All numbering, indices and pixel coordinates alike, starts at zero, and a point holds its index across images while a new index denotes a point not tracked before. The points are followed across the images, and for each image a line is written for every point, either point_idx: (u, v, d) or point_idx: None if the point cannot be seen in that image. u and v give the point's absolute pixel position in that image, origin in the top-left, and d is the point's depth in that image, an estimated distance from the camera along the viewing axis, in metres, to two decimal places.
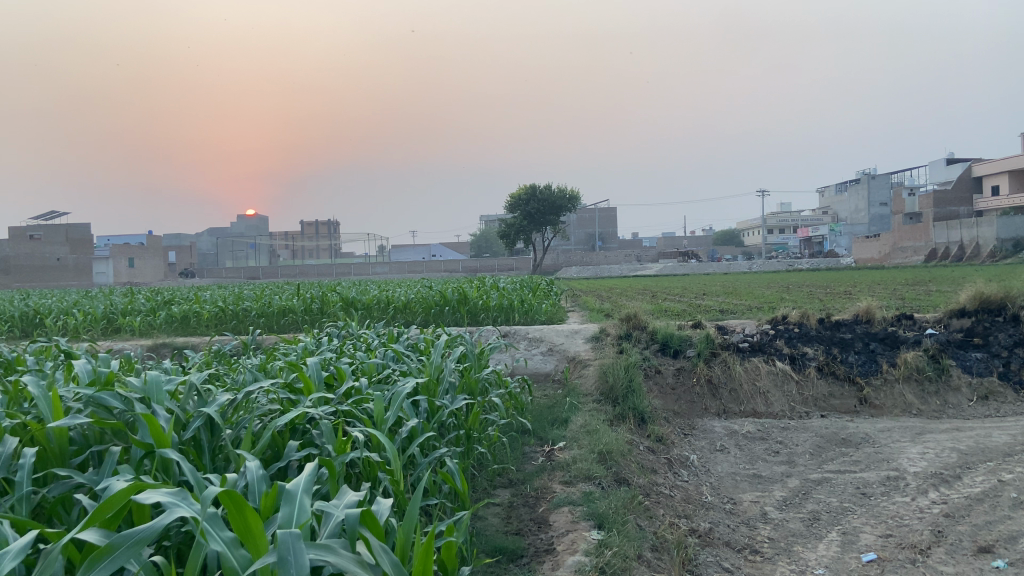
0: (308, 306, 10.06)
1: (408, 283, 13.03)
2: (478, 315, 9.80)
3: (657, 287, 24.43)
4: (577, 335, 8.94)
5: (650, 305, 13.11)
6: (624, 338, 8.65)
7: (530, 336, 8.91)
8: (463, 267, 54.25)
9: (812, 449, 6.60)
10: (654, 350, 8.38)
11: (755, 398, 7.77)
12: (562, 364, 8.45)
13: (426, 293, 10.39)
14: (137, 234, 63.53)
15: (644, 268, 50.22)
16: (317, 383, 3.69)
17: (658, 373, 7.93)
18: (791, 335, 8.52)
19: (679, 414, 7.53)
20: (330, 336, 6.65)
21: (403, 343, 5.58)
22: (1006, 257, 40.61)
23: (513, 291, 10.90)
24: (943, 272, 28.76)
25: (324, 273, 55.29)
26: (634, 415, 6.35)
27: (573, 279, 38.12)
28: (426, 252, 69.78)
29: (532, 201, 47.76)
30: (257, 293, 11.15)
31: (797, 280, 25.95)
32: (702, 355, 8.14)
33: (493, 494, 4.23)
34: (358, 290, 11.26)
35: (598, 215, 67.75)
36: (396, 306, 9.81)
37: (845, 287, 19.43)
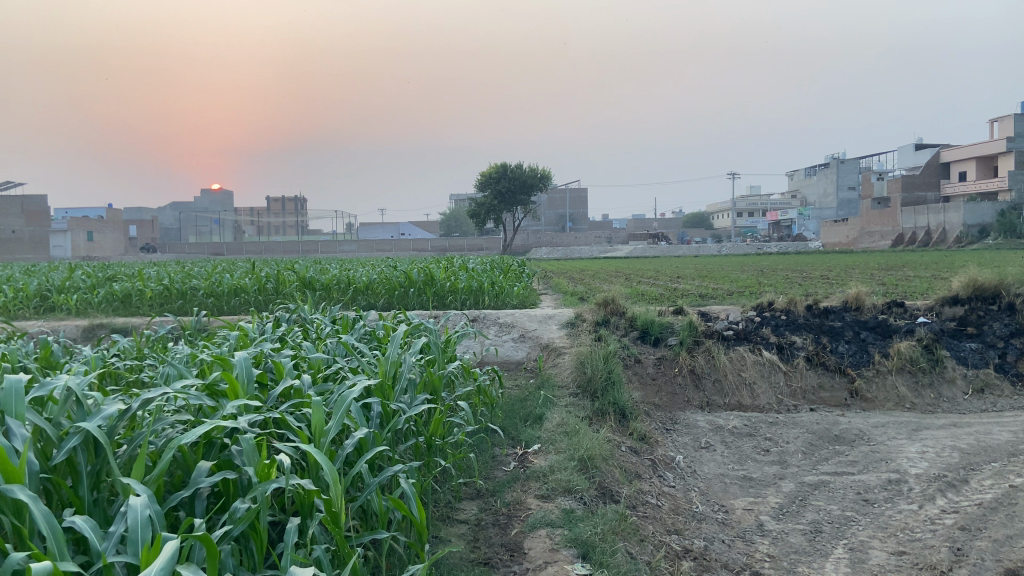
0: (262, 285, 9.32)
1: (371, 262, 12.31)
2: (446, 297, 9.16)
3: (630, 269, 23.96)
4: (550, 321, 8.35)
5: (625, 288, 12.57)
6: (601, 324, 8.09)
7: (501, 321, 8.30)
8: (432, 247, 53.41)
9: (804, 447, 6.10)
10: (634, 338, 7.83)
11: (741, 390, 7.28)
12: (535, 352, 7.87)
13: (390, 273, 9.73)
14: (95, 209, 61.50)
15: (615, 250, 49.89)
16: (245, 384, 3.06)
17: (638, 362, 7.38)
18: (778, 323, 8.02)
19: (660, 407, 7.01)
20: (277, 322, 5.96)
21: (360, 332, 4.94)
22: (972, 243, 41.07)
23: (483, 272, 10.28)
24: (912, 257, 28.81)
25: (290, 250, 54.05)
26: (615, 410, 5.80)
27: (543, 260, 37.54)
28: (395, 231, 68.66)
29: (503, 180, 47.04)
30: (207, 270, 10.36)
31: (769, 263, 25.74)
32: (684, 343, 7.60)
33: (457, 511, 3.64)
34: (317, 269, 10.53)
35: (569, 195, 67.18)
36: (358, 287, 9.12)
37: (820, 271, 19.16)
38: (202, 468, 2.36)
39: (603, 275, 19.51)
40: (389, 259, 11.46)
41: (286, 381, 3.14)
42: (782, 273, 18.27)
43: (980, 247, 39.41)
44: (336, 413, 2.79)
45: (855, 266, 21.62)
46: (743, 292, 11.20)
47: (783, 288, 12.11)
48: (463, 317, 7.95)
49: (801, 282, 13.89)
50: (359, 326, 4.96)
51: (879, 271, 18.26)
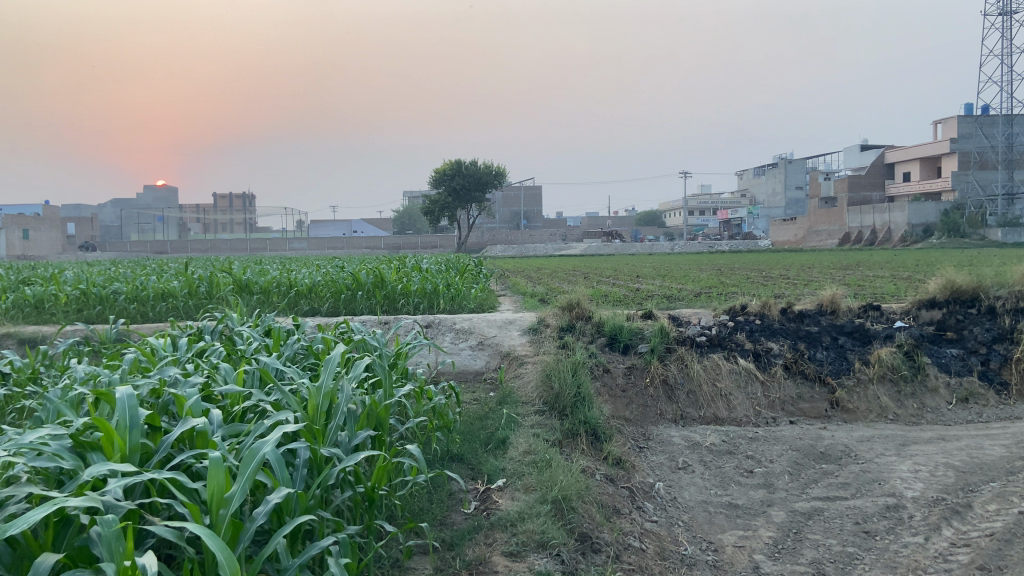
0: (193, 288, 8.44)
1: (316, 261, 11.45)
2: (396, 301, 8.44)
3: (587, 268, 23.47)
4: (510, 327, 7.70)
5: (586, 289, 11.99)
6: (565, 330, 7.47)
7: (457, 327, 7.62)
8: (385, 244, 52.31)
9: (789, 468, 5.58)
10: (601, 345, 7.22)
11: (716, 402, 6.75)
12: (495, 361, 7.22)
13: (336, 274, 8.94)
14: (30, 205, 58.66)
15: (570, 248, 49.57)
16: (129, 426, 2.36)
17: (607, 372, 6.78)
18: (753, 328, 7.51)
19: (631, 422, 6.43)
20: (199, 331, 5.16)
21: (294, 347, 4.21)
22: (917, 242, 41.97)
23: (437, 273, 9.57)
24: (863, 255, 29.07)
25: (237, 248, 52.35)
26: (586, 431, 5.19)
27: (498, 258, 36.94)
28: (347, 228, 67.21)
29: (457, 177, 46.21)
30: (132, 272, 9.40)
31: (726, 261, 25.58)
32: (656, 351, 7.03)
33: (408, 572, 2.93)
34: (255, 270, 9.66)
35: (523, 193, 66.69)
36: (299, 290, 8.32)
37: (778, 270, 18.97)
38: (42, 566, 1.69)
39: (561, 275, 18.94)
40: (335, 258, 10.64)
41: (185, 423, 2.47)
42: (742, 272, 17.97)
43: (926, 246, 40.19)
44: (242, 476, 2.13)
45: (811, 265, 21.53)
46: (710, 294, 10.71)
47: (748, 288, 11.68)
48: (414, 325, 7.24)
49: (764, 282, 13.53)
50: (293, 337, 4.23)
51: (837, 270, 18.11)
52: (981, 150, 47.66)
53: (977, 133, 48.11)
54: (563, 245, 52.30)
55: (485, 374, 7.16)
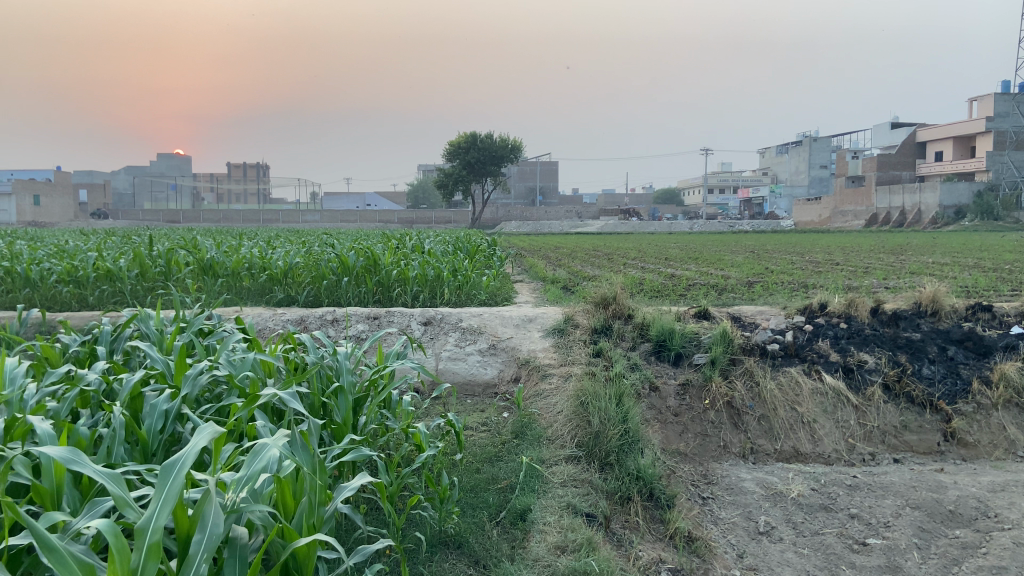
0: (147, 268, 6.94)
1: (307, 237, 9.86)
2: (392, 289, 6.92)
3: (610, 248, 21.86)
4: (529, 327, 6.16)
5: (616, 275, 10.41)
6: (600, 333, 5.92)
7: (464, 326, 6.10)
8: (398, 218, 50.74)
9: (915, 538, 4.07)
10: (646, 353, 5.66)
11: (796, 432, 5.22)
12: (510, 370, 5.72)
13: (321, 254, 7.41)
14: (41, 171, 57.67)
15: (588, 225, 47.77)
16: None
17: (654, 391, 5.23)
18: (838, 335, 5.93)
19: (688, 458, 4.91)
20: (93, 341, 3.67)
21: (198, 386, 2.72)
22: (950, 224, 39.95)
23: (443, 255, 8.03)
24: (895, 239, 27.31)
25: (247, 219, 50.97)
26: (639, 489, 3.70)
27: (514, 236, 35.44)
28: (361, 201, 65.69)
29: (474, 150, 44.43)
30: (82, 247, 7.88)
31: (752, 243, 23.84)
32: (717, 363, 5.47)
33: None
34: (229, 246, 8.13)
35: (540, 168, 64.88)
36: (273, 274, 6.76)
37: (819, 254, 17.31)
38: None
39: (583, 255, 17.30)
40: (326, 235, 9.07)
41: None
42: (782, 257, 16.26)
43: (960, 227, 38.19)
44: None
45: (853, 249, 19.77)
46: (763, 284, 9.07)
47: (804, 279, 10.02)
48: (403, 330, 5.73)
49: (816, 270, 11.90)
50: (196, 364, 2.74)
51: (887, 256, 16.36)
52: (1018, 128, 45.21)
53: (1014, 112, 45.66)
54: (582, 222, 50.56)
55: (498, 388, 5.65)
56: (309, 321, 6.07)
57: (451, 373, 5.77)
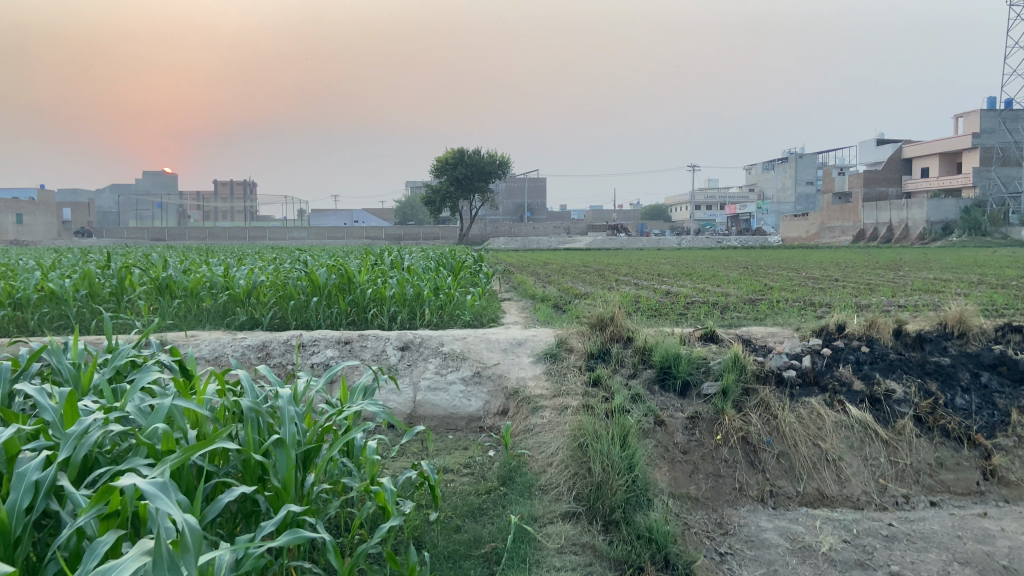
0: (96, 288, 6.28)
1: (281, 253, 9.18)
2: (367, 310, 6.30)
3: (600, 264, 21.36)
4: (517, 352, 5.54)
5: (611, 293, 9.82)
6: (596, 359, 5.30)
7: (445, 350, 5.47)
8: (384, 235, 50.05)
9: None
10: (648, 382, 5.03)
11: (820, 472, 4.61)
12: (497, 402, 5.10)
13: (290, 270, 6.77)
14: (21, 188, 56.77)
15: (576, 242, 47.29)
16: None
17: (660, 426, 4.62)
18: (860, 360, 5.34)
19: (701, 504, 4.29)
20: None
21: (83, 447, 2.09)
22: (938, 239, 39.76)
23: (425, 272, 7.41)
24: (886, 256, 26.94)
25: (231, 236, 50.15)
26: (650, 554, 3.08)
27: (502, 252, 34.93)
28: (347, 217, 65.12)
29: (461, 166, 43.90)
30: (29, 265, 7.19)
31: (742, 260, 23.34)
32: (729, 394, 4.85)
33: None
34: (193, 264, 7.48)
35: (528, 184, 64.51)
36: (235, 293, 6.10)
37: (817, 270, 16.79)
38: None
39: (574, 272, 16.71)
40: (300, 250, 8.43)
41: None
42: (778, 273, 15.71)
43: (949, 243, 37.97)
44: None
45: (848, 266, 19.31)
46: (768, 302, 8.51)
47: (808, 296, 9.47)
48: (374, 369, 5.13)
49: (818, 287, 11.37)
50: (82, 420, 2.11)
51: (887, 272, 15.89)
52: (1005, 144, 45.22)
53: (1000, 128, 45.73)
54: (571, 238, 50.17)
55: (483, 422, 5.02)
56: (271, 347, 5.41)
57: (431, 406, 5.13)
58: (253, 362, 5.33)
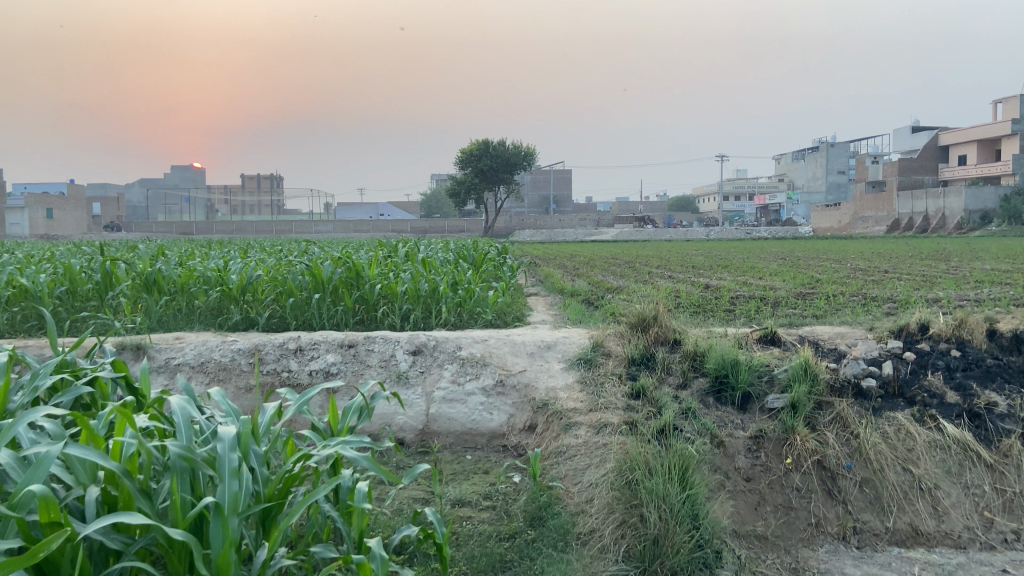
0: (79, 284, 5.69)
1: (292, 245, 8.55)
2: (376, 308, 5.64)
3: (630, 256, 20.53)
4: (546, 357, 4.81)
5: (646, 286, 9.05)
6: (639, 365, 4.56)
7: (463, 355, 4.76)
8: (408, 228, 49.62)
9: None
10: (701, 393, 4.27)
11: (913, 502, 3.83)
12: (522, 416, 4.39)
13: (293, 262, 6.11)
14: (50, 183, 57.24)
15: (601, 233, 46.44)
16: None
17: (719, 448, 3.86)
18: (951, 368, 4.52)
19: (771, 544, 3.54)
20: None
21: None
22: (977, 229, 38.24)
23: (443, 266, 6.72)
24: (925, 247, 25.80)
25: (255, 230, 50.05)
26: None
27: (527, 245, 34.22)
28: (372, 210, 64.86)
29: (485, 157, 43.20)
30: (14, 257, 6.64)
31: (778, 250, 22.39)
32: (800, 409, 4.08)
33: None
34: (191, 257, 6.87)
35: (553, 175, 63.68)
36: (227, 289, 5.45)
37: (862, 261, 15.81)
38: None
39: (604, 264, 15.94)
40: (309, 240, 7.78)
41: None
42: (820, 264, 14.81)
43: (989, 233, 36.46)
44: None
45: (892, 256, 18.27)
46: (823, 297, 7.69)
47: (865, 290, 8.62)
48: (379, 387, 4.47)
49: (870, 280, 10.48)
50: None
51: (936, 262, 14.90)
52: None
53: None
54: (598, 229, 49.32)
55: (507, 440, 4.32)
56: (264, 351, 4.75)
57: (446, 420, 4.43)
58: (244, 368, 4.67)
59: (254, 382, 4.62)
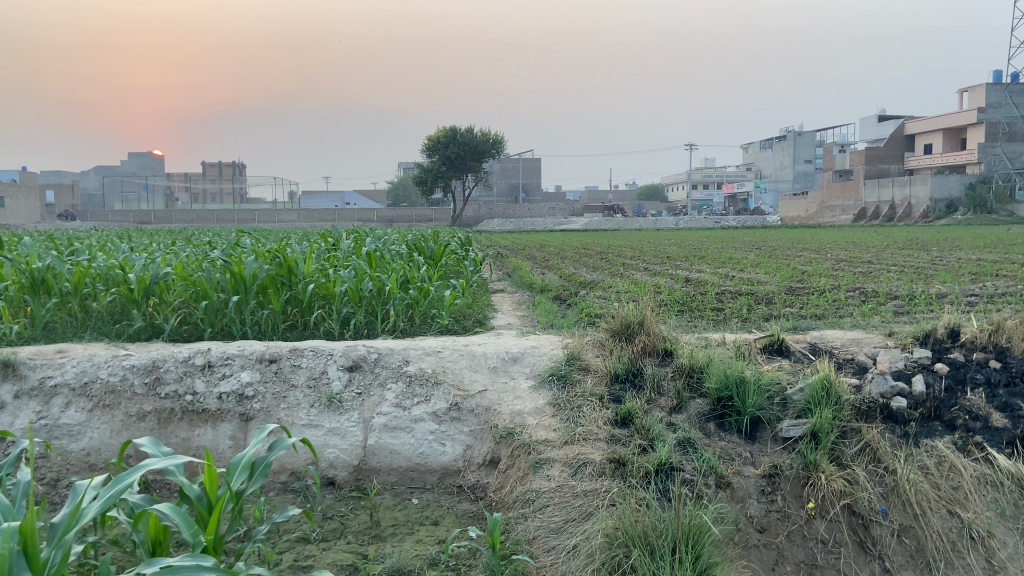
0: None
1: (231, 237, 7.63)
2: (310, 312, 4.78)
3: (601, 246, 19.86)
4: (511, 373, 4.00)
5: (623, 281, 8.30)
6: (623, 382, 3.79)
7: (409, 371, 3.92)
8: (374, 217, 48.48)
9: None
10: (700, 419, 3.50)
11: (963, 555, 3.05)
12: (480, 449, 3.57)
13: (214, 256, 5.21)
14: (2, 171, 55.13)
15: (569, 223, 45.76)
16: None
17: (726, 491, 3.08)
18: (993, 381, 3.75)
19: None
20: None
21: None
22: (942, 217, 38.14)
23: (393, 261, 5.85)
24: (895, 235, 25.43)
25: (214, 219, 48.48)
26: None
27: (496, 234, 33.52)
28: (337, 199, 63.43)
29: (452, 145, 42.19)
30: None
31: (751, 241, 21.77)
32: (822, 440, 3.33)
33: None
34: (103, 250, 5.97)
35: (522, 164, 62.88)
36: (126, 291, 4.56)
37: (842, 252, 15.22)
38: None
39: (575, 255, 15.23)
40: (246, 231, 6.91)
41: None
42: (798, 255, 14.21)
43: (954, 221, 36.32)
44: None
45: (872, 246, 17.71)
46: (820, 294, 6.97)
47: (861, 285, 7.92)
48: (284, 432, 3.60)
49: (859, 272, 9.82)
50: None
51: (917, 252, 14.32)
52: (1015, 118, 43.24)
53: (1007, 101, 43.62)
54: (567, 218, 48.64)
55: (462, 478, 3.51)
56: (164, 368, 3.88)
57: (387, 454, 3.59)
58: (137, 391, 3.81)
59: (149, 408, 3.76)
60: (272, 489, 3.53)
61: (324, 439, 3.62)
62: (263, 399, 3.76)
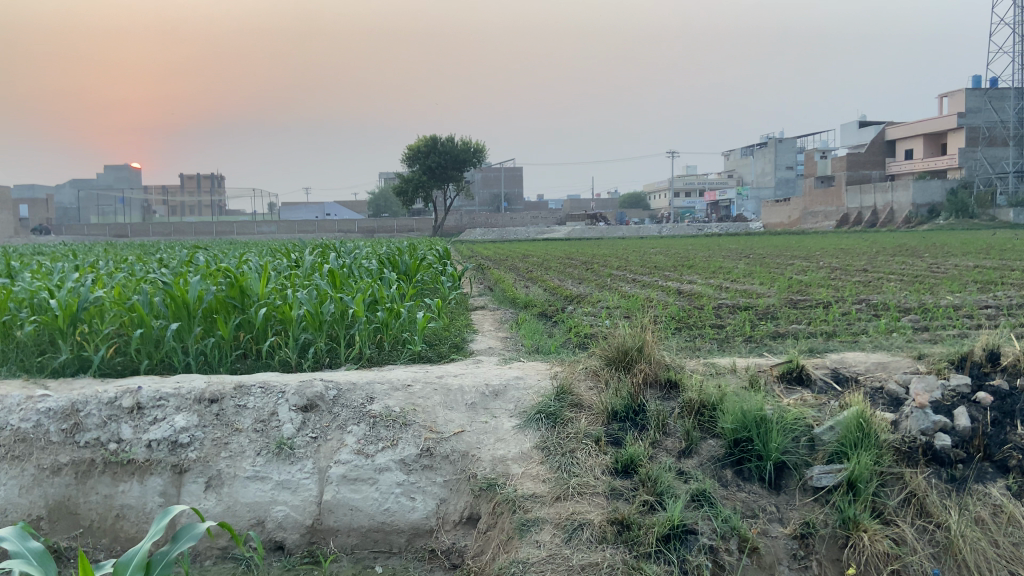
0: None
1: (188, 252, 7.02)
2: (261, 339, 4.21)
3: (586, 254, 19.55)
4: (492, 410, 3.45)
5: (613, 293, 7.78)
6: (622, 420, 3.25)
7: (372, 410, 3.36)
8: (354, 228, 47.75)
9: None
10: (715, 465, 2.98)
11: None
12: (456, 505, 3.02)
13: (155, 276, 4.61)
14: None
15: (552, 232, 45.32)
16: None
17: (751, 558, 2.56)
18: None
19: None
20: None
21: None
22: (923, 223, 37.96)
23: (359, 278, 5.26)
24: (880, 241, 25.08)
25: (190, 232, 47.55)
26: None
27: (477, 244, 32.97)
28: (317, 210, 62.63)
29: (432, 155, 41.60)
30: None
31: (737, 248, 21.31)
32: (860, 491, 2.82)
33: None
34: (40, 270, 5.36)
35: (504, 173, 62.43)
36: (47, 319, 3.97)
37: (833, 259, 14.76)
38: None
39: (560, 264, 14.75)
40: (203, 245, 6.32)
41: None
42: (788, 262, 13.76)
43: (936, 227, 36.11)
44: None
45: (862, 252, 17.29)
46: (825, 307, 6.47)
47: (865, 296, 7.41)
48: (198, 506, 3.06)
49: (857, 282, 9.32)
50: None
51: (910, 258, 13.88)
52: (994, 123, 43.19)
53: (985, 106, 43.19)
54: (550, 227, 48.24)
55: (434, 540, 2.97)
56: (84, 413, 3.31)
57: (347, 511, 3.04)
58: (52, 441, 3.23)
59: (65, 460, 3.19)
60: (209, 557, 3.02)
61: (270, 497, 3.07)
62: (199, 447, 3.19)
